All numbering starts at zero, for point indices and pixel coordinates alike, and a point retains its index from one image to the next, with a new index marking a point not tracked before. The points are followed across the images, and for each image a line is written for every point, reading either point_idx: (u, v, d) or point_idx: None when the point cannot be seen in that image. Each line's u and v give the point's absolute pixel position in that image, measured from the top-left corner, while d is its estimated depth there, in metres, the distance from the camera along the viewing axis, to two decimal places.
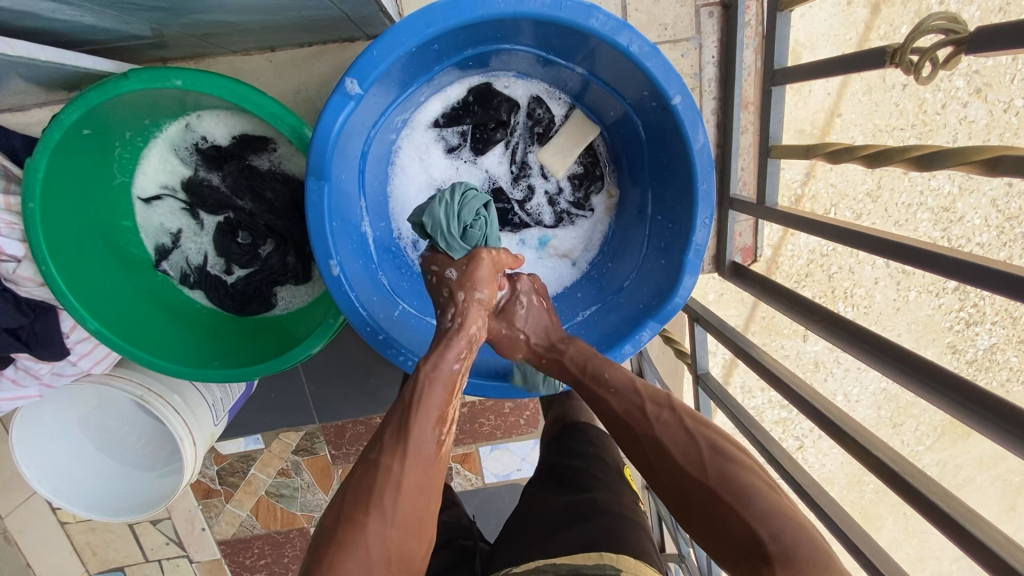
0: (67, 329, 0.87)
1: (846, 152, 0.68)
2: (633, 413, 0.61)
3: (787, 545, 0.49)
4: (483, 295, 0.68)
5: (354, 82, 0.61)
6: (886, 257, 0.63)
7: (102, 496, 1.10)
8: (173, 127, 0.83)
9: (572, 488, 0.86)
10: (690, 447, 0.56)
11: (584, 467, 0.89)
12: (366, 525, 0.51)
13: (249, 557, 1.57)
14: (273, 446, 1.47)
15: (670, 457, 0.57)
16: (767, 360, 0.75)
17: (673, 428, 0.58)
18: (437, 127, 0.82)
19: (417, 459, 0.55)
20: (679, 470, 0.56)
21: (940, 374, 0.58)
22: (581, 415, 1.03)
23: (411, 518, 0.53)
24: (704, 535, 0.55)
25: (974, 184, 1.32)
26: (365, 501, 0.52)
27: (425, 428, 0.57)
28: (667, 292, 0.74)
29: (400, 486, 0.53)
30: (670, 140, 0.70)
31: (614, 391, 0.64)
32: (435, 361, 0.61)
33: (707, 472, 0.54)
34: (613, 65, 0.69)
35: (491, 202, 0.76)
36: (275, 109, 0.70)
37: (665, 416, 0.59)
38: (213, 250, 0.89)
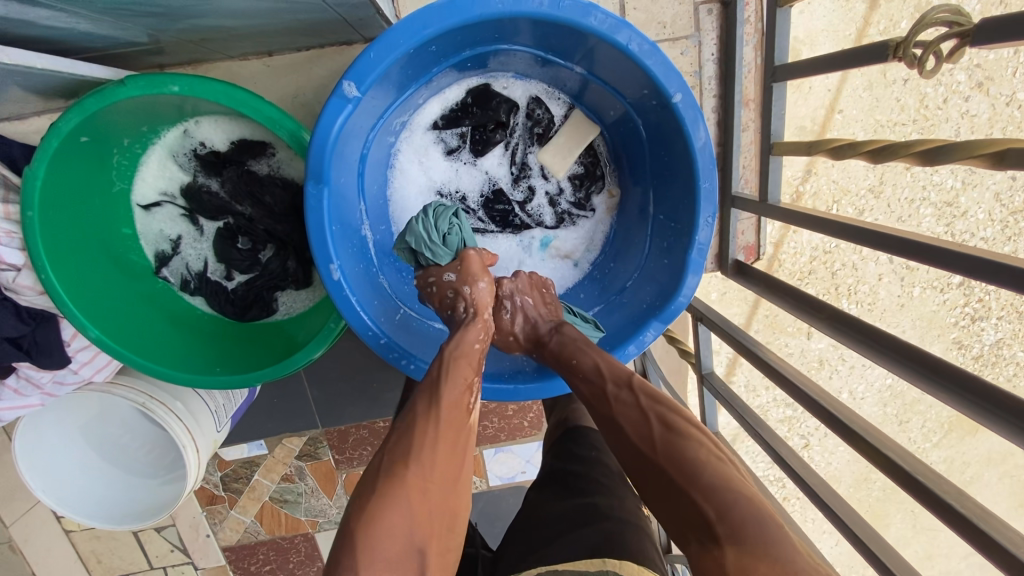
0: (68, 338, 0.86)
1: (849, 148, 0.67)
2: (596, 394, 0.65)
3: (734, 523, 0.48)
4: (485, 289, 0.69)
5: (352, 85, 0.61)
6: (893, 254, 0.62)
7: (105, 506, 1.09)
8: (171, 133, 0.82)
9: (574, 492, 0.85)
10: (643, 425, 0.59)
11: (586, 471, 0.88)
12: (408, 480, 0.50)
13: (254, 563, 1.57)
14: (276, 452, 1.47)
15: (625, 434, 0.60)
16: (772, 359, 0.74)
17: (629, 406, 0.61)
18: (435, 129, 0.81)
19: (451, 421, 0.55)
20: (634, 447, 0.58)
21: (949, 371, 0.57)
22: (584, 418, 1.03)
23: (450, 477, 0.52)
24: (669, 519, 0.53)
25: (977, 178, 1.32)
26: (404, 458, 0.51)
27: (456, 391, 0.58)
28: (670, 291, 0.73)
29: (438, 444, 0.53)
30: (671, 139, 0.70)
31: (582, 375, 0.68)
32: (460, 338, 0.64)
33: (657, 448, 0.56)
34: (612, 63, 0.68)
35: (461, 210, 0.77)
36: (273, 114, 0.69)
37: (622, 396, 0.62)
38: (213, 256, 0.89)
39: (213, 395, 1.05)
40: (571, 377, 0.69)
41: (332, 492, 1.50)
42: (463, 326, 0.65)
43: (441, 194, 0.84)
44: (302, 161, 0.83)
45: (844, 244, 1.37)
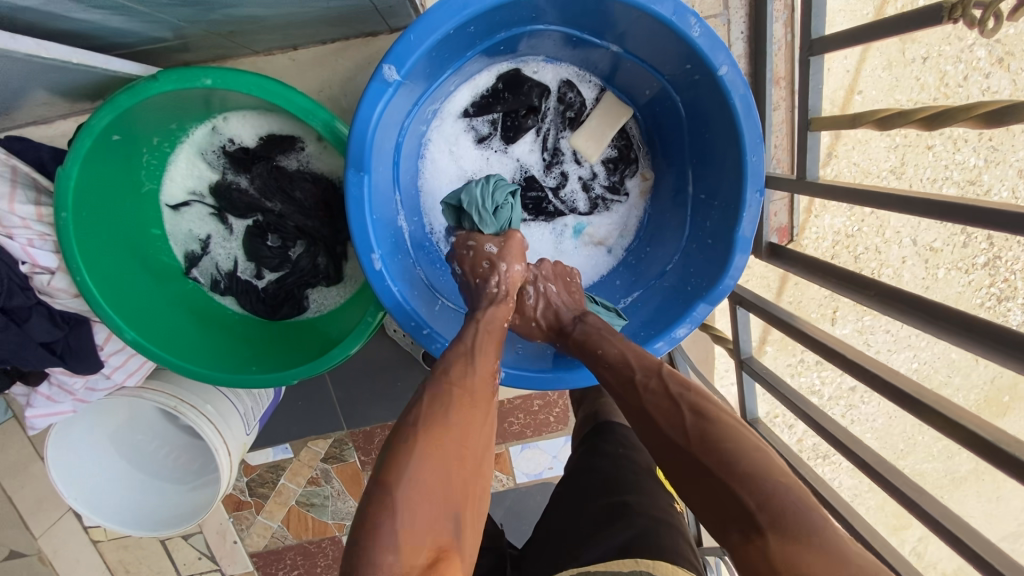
0: (101, 341, 0.85)
1: (899, 118, 0.66)
2: (624, 384, 0.62)
3: (774, 510, 0.46)
4: (519, 268, 0.70)
5: (392, 68, 0.60)
6: (954, 221, 0.60)
7: (137, 512, 1.08)
8: (199, 130, 0.82)
9: (603, 489, 0.82)
10: (674, 412, 0.56)
11: (614, 467, 0.86)
12: (446, 436, 0.52)
13: (281, 569, 1.55)
14: (302, 454, 1.46)
15: (655, 421, 0.57)
16: (827, 339, 0.72)
17: (658, 392, 0.59)
18: (466, 116, 0.80)
19: (483, 391, 0.58)
20: (665, 437, 0.56)
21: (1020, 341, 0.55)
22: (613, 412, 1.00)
23: (482, 441, 0.54)
24: (701, 508, 0.51)
25: (1000, 155, 1.28)
26: (440, 417, 0.53)
27: (488, 362, 0.62)
28: (716, 273, 0.71)
29: (472, 408, 0.56)
30: (714, 114, 0.68)
31: (609, 365, 0.65)
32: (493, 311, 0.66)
33: (690, 435, 0.54)
34: (651, 40, 0.67)
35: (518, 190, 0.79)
36: (307, 105, 0.68)
37: (651, 381, 0.60)
38: (243, 254, 0.88)
39: (241, 398, 1.04)
40: (599, 368, 0.66)
41: (358, 494, 1.49)
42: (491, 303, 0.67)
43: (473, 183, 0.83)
44: (332, 155, 0.82)
45: (867, 227, 1.34)
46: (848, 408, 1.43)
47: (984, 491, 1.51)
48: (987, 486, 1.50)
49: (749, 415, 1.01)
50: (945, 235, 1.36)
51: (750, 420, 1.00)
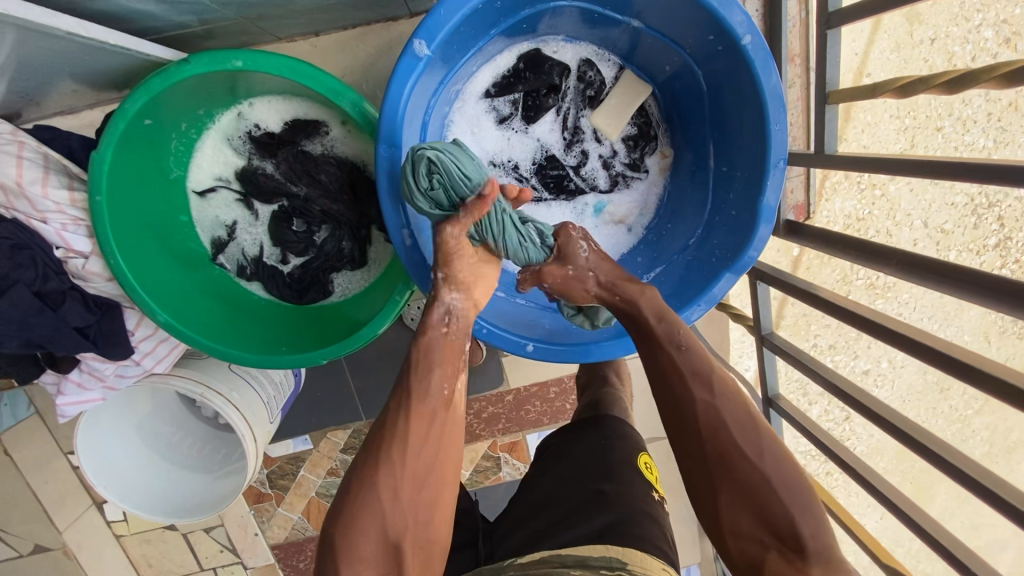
0: (132, 327, 0.86)
1: (919, 84, 0.67)
2: (698, 378, 0.58)
3: (824, 544, 0.54)
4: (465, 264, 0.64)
5: (423, 43, 0.61)
6: (979, 181, 0.60)
7: (164, 501, 1.10)
8: (226, 117, 0.83)
9: (586, 476, 0.84)
10: (750, 429, 0.56)
11: (599, 455, 0.86)
12: (375, 482, 0.55)
13: (302, 561, 1.56)
14: (321, 446, 1.47)
15: (726, 431, 0.57)
16: (856, 310, 0.74)
17: (739, 408, 0.57)
18: (488, 97, 0.81)
19: (420, 416, 0.58)
20: (737, 449, 0.56)
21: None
22: (610, 402, 1.00)
23: (421, 471, 0.56)
24: (742, 520, 0.56)
25: (1010, 136, 1.27)
26: (372, 461, 0.56)
27: (428, 379, 0.59)
28: (741, 244, 0.72)
29: (406, 442, 0.57)
30: (736, 85, 0.69)
31: (683, 348, 0.60)
32: (428, 320, 0.63)
33: (764, 460, 0.55)
34: (675, 12, 0.68)
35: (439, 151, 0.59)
36: (335, 86, 0.69)
37: (729, 391, 0.58)
38: (269, 239, 0.89)
39: (265, 387, 1.05)
40: (669, 349, 0.61)
41: None
42: (426, 309, 0.63)
43: (494, 164, 0.84)
44: (357, 138, 0.83)
45: (878, 209, 1.34)
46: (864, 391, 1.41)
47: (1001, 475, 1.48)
48: (1003, 470, 1.47)
49: (770, 392, 1.02)
50: (956, 216, 1.35)
51: (771, 397, 1.01)
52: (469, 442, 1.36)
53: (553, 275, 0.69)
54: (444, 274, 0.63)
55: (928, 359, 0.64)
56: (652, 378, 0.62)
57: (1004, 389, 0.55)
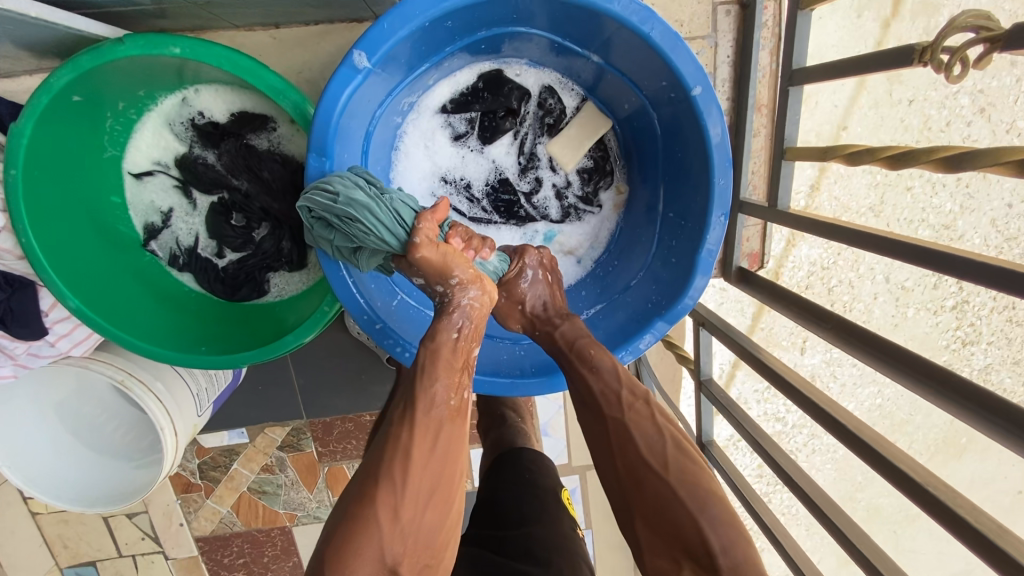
0: (46, 308, 0.82)
1: (865, 155, 0.66)
2: (609, 396, 0.65)
3: (736, 561, 0.55)
4: (460, 276, 0.60)
5: (363, 55, 0.60)
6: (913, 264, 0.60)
7: (78, 486, 1.06)
8: (169, 100, 0.79)
9: (508, 519, 0.84)
10: (657, 441, 0.61)
11: (520, 496, 0.86)
12: (375, 499, 0.53)
13: (227, 555, 1.56)
14: (257, 441, 1.46)
15: (633, 444, 0.62)
16: (791, 378, 0.73)
17: (644, 424, 0.63)
18: (444, 112, 0.79)
19: (426, 426, 0.56)
20: (644, 460, 0.61)
21: (955, 384, 0.56)
22: (520, 440, 0.99)
23: (424, 487, 0.54)
24: (654, 537, 0.59)
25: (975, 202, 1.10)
26: (372, 479, 0.54)
27: (434, 387, 0.57)
28: (678, 292, 0.72)
29: (409, 454, 0.54)
30: (686, 132, 0.69)
31: (596, 371, 0.68)
32: (436, 327, 0.60)
33: (669, 469, 0.60)
34: (631, 53, 0.67)
35: (304, 201, 0.63)
36: (277, 84, 0.67)
37: (638, 410, 0.64)
38: (206, 231, 0.86)
39: (196, 378, 1.01)
40: (583, 371, 0.68)
41: (313, 485, 1.51)
42: (439, 316, 0.60)
43: (445, 181, 0.83)
44: (305, 138, 0.80)
45: (841, 260, 1.18)
46: (811, 438, 1.29)
47: (940, 545, 1.34)
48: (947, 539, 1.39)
49: (705, 437, 1.01)
50: (917, 273, 1.17)
51: (704, 442, 1.00)
52: None
53: None
54: (460, 275, 0.60)
55: (841, 437, 0.63)
56: (576, 402, 0.69)
57: (905, 482, 0.55)
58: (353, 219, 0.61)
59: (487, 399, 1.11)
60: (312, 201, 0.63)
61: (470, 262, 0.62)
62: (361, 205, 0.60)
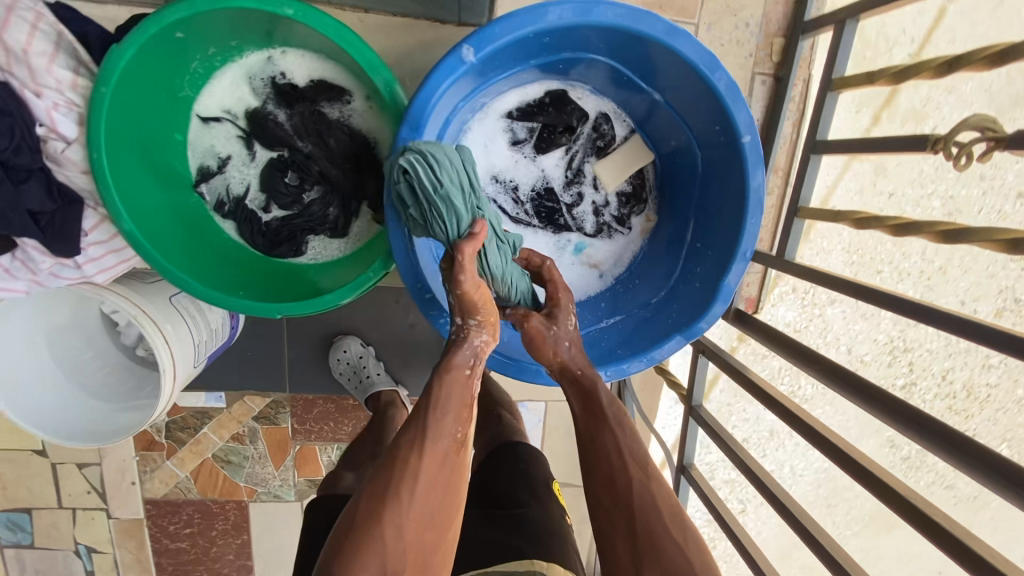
0: (87, 228, 0.83)
1: (874, 221, 0.77)
2: (634, 462, 0.71)
3: None
4: (479, 319, 0.65)
5: (469, 50, 0.67)
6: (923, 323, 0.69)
7: (51, 418, 1.02)
8: (255, 56, 0.84)
9: (504, 502, 0.94)
10: (673, 512, 0.69)
11: (515, 484, 0.96)
12: (383, 518, 0.57)
13: (174, 522, 1.51)
14: (233, 407, 1.44)
15: (655, 513, 0.68)
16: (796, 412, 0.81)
17: (665, 495, 0.69)
18: (509, 118, 0.87)
19: (434, 455, 0.60)
20: (663, 528, 0.67)
21: (953, 437, 0.65)
22: (514, 434, 1.08)
23: (427, 510, 0.59)
24: None
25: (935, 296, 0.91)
26: (383, 499, 0.58)
27: (445, 418, 0.61)
28: (695, 314, 0.80)
29: (418, 478, 0.59)
30: (726, 175, 0.78)
31: (623, 434, 0.72)
32: (449, 359, 0.64)
33: (686, 540, 0.67)
34: (692, 97, 0.76)
35: (406, 157, 0.65)
36: (374, 60, 0.73)
37: (660, 480, 0.71)
38: (258, 184, 0.89)
39: (199, 329, 1.02)
40: (615, 430, 0.72)
41: (280, 462, 1.49)
42: (451, 347, 0.65)
43: (497, 180, 0.89)
44: (376, 115, 0.86)
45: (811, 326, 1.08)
46: None
47: None
48: None
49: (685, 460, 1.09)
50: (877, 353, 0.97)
51: (684, 465, 1.08)
52: None
53: (536, 328, 0.77)
54: (478, 318, 0.65)
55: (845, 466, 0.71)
56: (591, 457, 0.72)
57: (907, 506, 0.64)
58: (437, 207, 0.65)
59: (484, 397, 1.17)
60: (413, 165, 0.65)
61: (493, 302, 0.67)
62: (451, 204, 0.65)
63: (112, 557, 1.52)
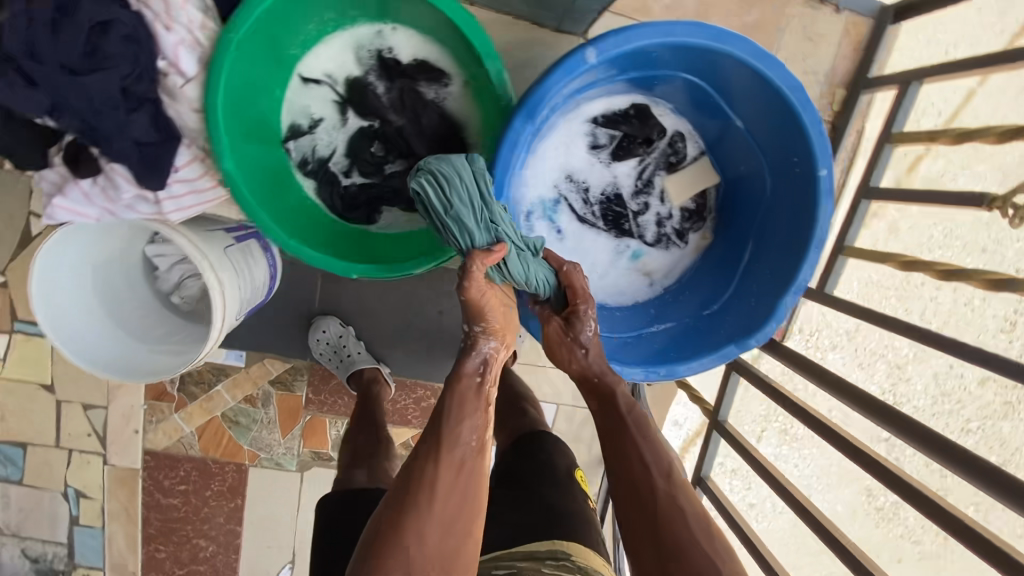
0: (179, 164, 0.85)
1: (921, 265, 0.83)
2: (659, 473, 0.71)
3: None
4: (484, 324, 0.73)
5: (590, 53, 0.72)
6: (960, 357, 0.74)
7: (93, 350, 1.03)
8: (366, 28, 0.88)
9: (526, 487, 0.97)
10: (701, 522, 0.68)
11: (537, 471, 0.99)
12: (404, 526, 0.61)
13: (170, 477, 1.49)
14: (252, 368, 1.44)
15: (683, 523, 0.67)
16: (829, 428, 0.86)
17: (693, 506, 0.69)
18: (594, 122, 0.92)
19: (450, 464, 0.65)
20: (691, 539, 0.66)
21: (973, 459, 0.69)
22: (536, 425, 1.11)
23: (445, 517, 0.63)
24: None
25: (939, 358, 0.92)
26: (404, 508, 0.62)
27: (460, 427, 0.67)
28: (749, 329, 0.85)
29: (435, 487, 0.64)
30: (795, 203, 0.84)
31: (648, 445, 0.73)
32: (460, 370, 0.71)
33: (716, 552, 0.65)
34: (774, 127, 0.82)
35: (418, 178, 0.71)
36: (489, 48, 0.78)
37: (686, 490, 0.71)
38: (344, 149, 0.92)
39: (246, 286, 1.05)
40: (639, 440, 0.73)
41: (288, 430, 1.49)
42: (462, 357, 0.73)
43: (572, 179, 0.94)
44: (470, 100, 0.90)
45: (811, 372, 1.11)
46: None
47: None
48: None
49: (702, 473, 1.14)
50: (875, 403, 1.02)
51: (701, 477, 1.12)
52: (397, 425, 1.48)
53: (555, 333, 0.82)
54: (481, 325, 0.72)
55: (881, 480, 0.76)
56: (617, 470, 0.73)
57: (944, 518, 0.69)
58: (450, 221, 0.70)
59: (507, 390, 1.20)
60: (424, 184, 0.70)
61: (499, 308, 0.74)
62: (462, 218, 0.69)
63: (100, 505, 1.50)
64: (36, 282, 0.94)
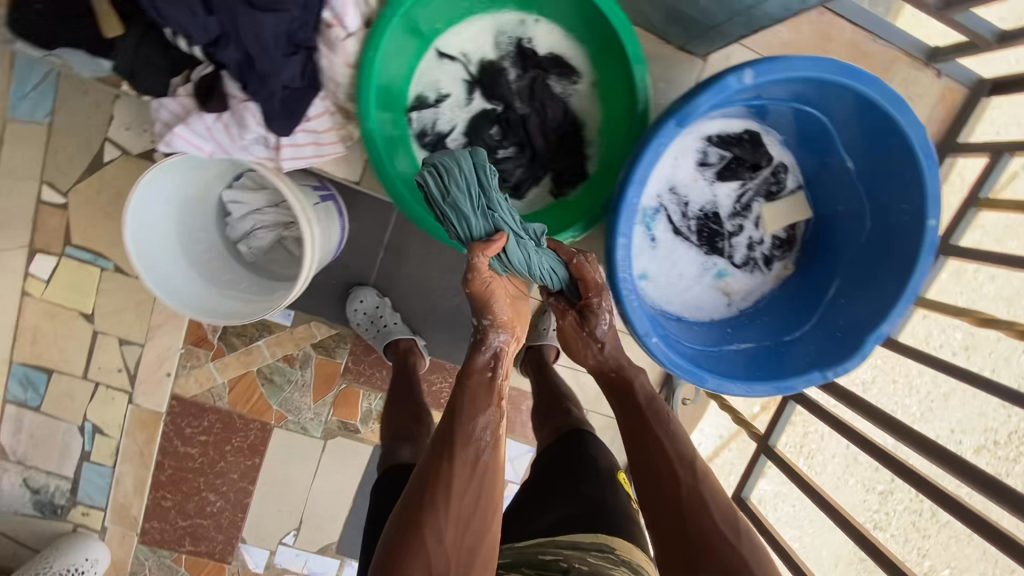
0: (311, 114, 0.86)
1: (999, 323, 0.84)
2: (675, 465, 0.75)
3: None
4: (494, 317, 0.73)
5: (749, 75, 0.76)
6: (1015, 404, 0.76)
7: (168, 283, 1.00)
8: (511, 16, 0.92)
9: (569, 482, 0.92)
10: (722, 513, 0.71)
11: (579, 466, 0.94)
12: (422, 525, 0.62)
13: (192, 427, 1.36)
14: (297, 328, 1.34)
15: (705, 512, 0.71)
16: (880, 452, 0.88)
17: (716, 497, 0.73)
18: (708, 141, 0.95)
19: (464, 464, 0.66)
20: (714, 528, 0.70)
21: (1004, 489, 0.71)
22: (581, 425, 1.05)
23: (463, 513, 0.63)
24: None
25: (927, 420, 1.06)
26: (421, 509, 0.63)
27: (471, 424, 0.68)
28: (834, 361, 0.88)
29: (449, 486, 0.64)
30: (895, 246, 0.87)
31: (662, 443, 0.78)
32: (468, 368, 0.73)
33: (738, 540, 0.69)
34: (888, 172, 0.87)
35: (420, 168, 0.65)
36: (637, 54, 0.82)
37: (709, 481, 0.75)
38: (463, 127, 0.94)
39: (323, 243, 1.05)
40: (657, 439, 0.78)
41: (321, 396, 1.37)
42: (474, 351, 0.74)
43: (676, 191, 0.97)
44: (595, 101, 0.95)
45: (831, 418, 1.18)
46: None
47: None
48: None
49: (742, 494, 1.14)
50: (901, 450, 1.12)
51: (741, 498, 1.12)
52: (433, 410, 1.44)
53: (572, 328, 0.86)
54: (491, 319, 0.73)
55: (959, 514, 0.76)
56: (632, 467, 0.78)
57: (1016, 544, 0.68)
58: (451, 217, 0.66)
59: (548, 389, 1.16)
60: (425, 177, 0.65)
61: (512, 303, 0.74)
62: (463, 215, 0.65)
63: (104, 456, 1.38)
64: (151, 173, 0.93)
